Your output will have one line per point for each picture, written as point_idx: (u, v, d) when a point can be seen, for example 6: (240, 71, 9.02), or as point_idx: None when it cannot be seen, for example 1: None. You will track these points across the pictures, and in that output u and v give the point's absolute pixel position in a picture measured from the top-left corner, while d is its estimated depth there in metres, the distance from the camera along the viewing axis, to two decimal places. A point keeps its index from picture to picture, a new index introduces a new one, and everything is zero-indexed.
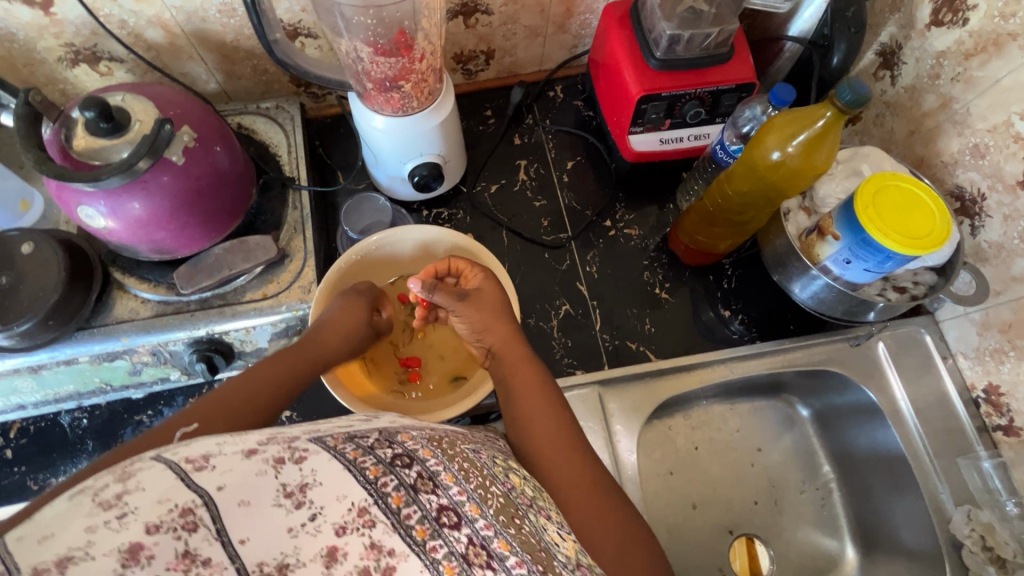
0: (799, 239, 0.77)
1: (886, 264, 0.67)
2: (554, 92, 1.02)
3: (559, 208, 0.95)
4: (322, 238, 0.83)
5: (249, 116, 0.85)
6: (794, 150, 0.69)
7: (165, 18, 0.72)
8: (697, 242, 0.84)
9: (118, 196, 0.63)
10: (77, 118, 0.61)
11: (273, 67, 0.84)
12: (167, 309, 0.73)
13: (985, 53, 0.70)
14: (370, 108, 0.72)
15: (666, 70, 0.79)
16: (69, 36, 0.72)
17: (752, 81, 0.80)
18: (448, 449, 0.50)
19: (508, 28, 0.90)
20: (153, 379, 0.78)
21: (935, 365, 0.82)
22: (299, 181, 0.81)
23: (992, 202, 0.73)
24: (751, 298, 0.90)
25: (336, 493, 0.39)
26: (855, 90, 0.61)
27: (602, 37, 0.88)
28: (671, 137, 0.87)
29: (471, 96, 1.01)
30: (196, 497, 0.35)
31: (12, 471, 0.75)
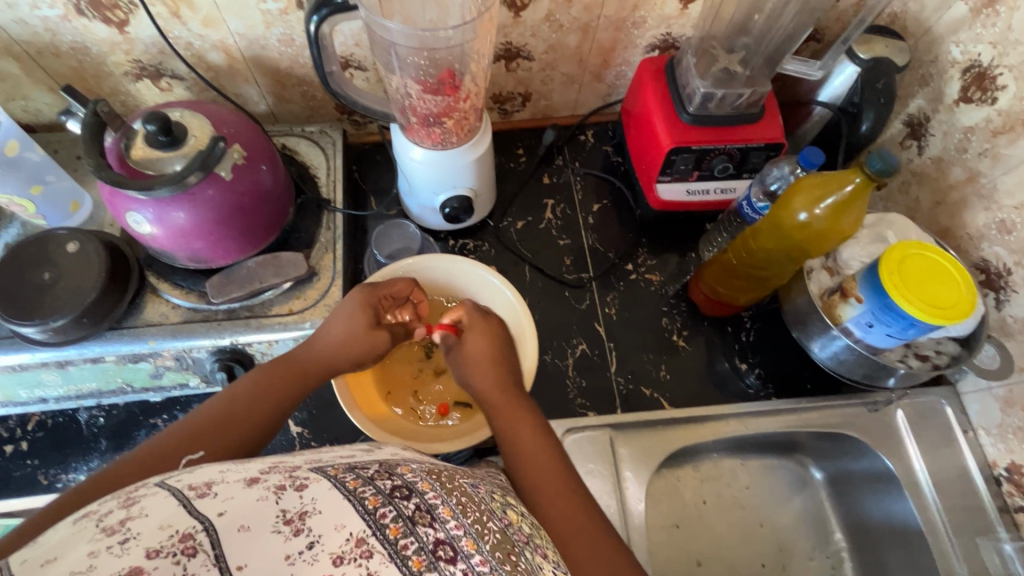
0: (821, 298, 0.77)
1: (910, 330, 0.67)
2: (585, 136, 1.05)
3: (582, 249, 0.96)
4: (351, 260, 0.85)
5: (293, 138, 0.89)
6: (821, 212, 0.70)
7: (229, 43, 0.77)
8: (716, 293, 0.85)
9: (165, 205, 0.65)
10: (139, 130, 0.65)
11: (321, 94, 0.88)
12: (195, 316, 0.74)
13: (1013, 131, 0.72)
14: (411, 139, 0.75)
15: (698, 124, 0.82)
16: (138, 53, 0.77)
17: (780, 141, 0.83)
18: (447, 485, 0.50)
19: (546, 74, 0.94)
20: (172, 384, 0.79)
21: (955, 438, 0.81)
22: (335, 203, 0.84)
23: (1018, 277, 0.73)
24: (769, 353, 0.89)
25: (334, 523, 0.40)
26: (885, 159, 0.63)
27: (636, 88, 0.91)
28: (698, 189, 0.88)
29: (504, 134, 1.05)
30: (195, 524, 0.38)
31: (25, 464, 0.76)
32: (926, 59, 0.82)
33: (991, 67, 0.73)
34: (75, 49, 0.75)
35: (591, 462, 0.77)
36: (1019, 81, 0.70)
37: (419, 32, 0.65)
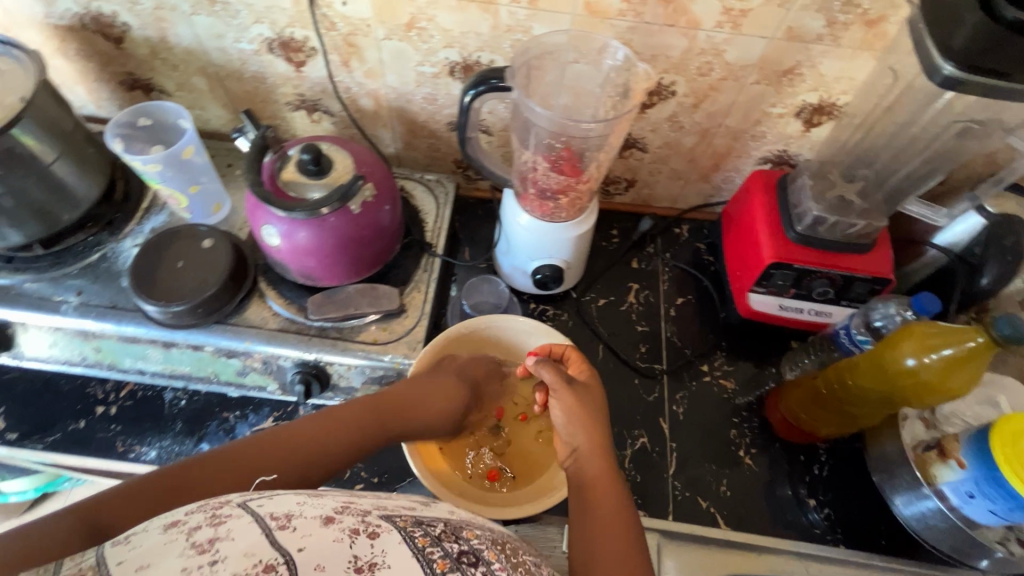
0: (915, 451, 0.73)
1: (1018, 513, 0.60)
2: (679, 230, 1.06)
3: (659, 337, 0.96)
4: (438, 304, 0.89)
5: (412, 182, 0.96)
6: (932, 362, 0.67)
7: (380, 92, 0.86)
8: (797, 419, 0.81)
9: (296, 225, 0.72)
10: (292, 158, 0.73)
11: (445, 147, 0.96)
12: (290, 325, 0.80)
13: None
14: (521, 208, 0.80)
15: (804, 244, 0.81)
16: (304, 88, 0.87)
17: (888, 278, 0.80)
18: (511, 555, 0.51)
19: (655, 166, 0.98)
20: (253, 384, 0.84)
21: None
22: (435, 247, 0.89)
23: None
24: (842, 493, 0.82)
25: (400, 568, 0.42)
26: (1014, 325, 0.61)
27: (743, 196, 0.93)
28: (792, 306, 0.87)
29: (602, 213, 1.08)
30: (279, 556, 0.39)
31: (110, 428, 0.82)
32: None
33: None
34: (255, 77, 0.86)
35: None
36: None
37: (561, 119, 0.70)
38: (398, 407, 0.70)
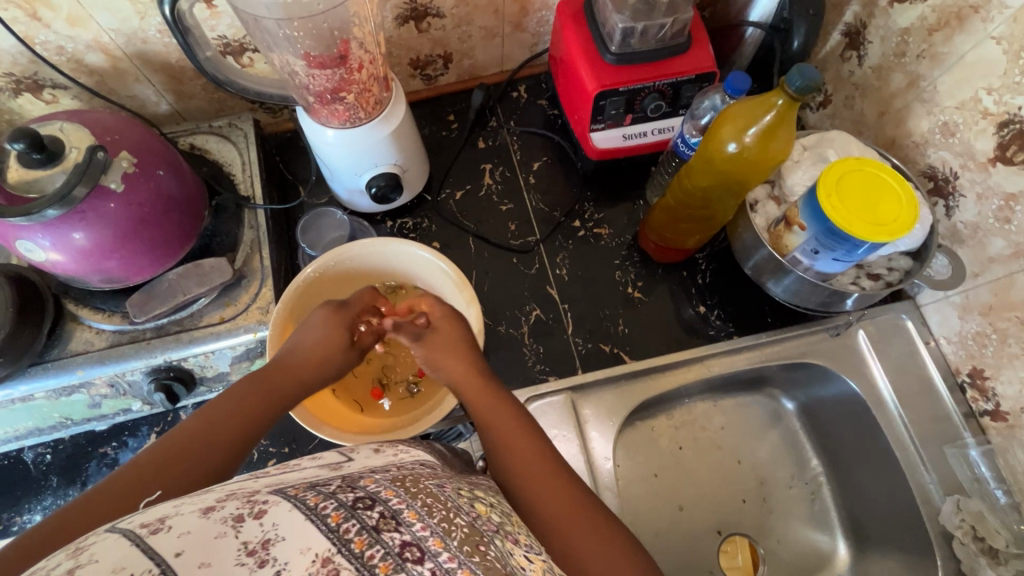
0: (768, 232, 0.64)
1: (857, 253, 0.55)
2: (448, 128, 0.83)
3: (526, 213, 0.78)
4: (550, 183, 0.81)
5: (200, 135, 0.71)
6: (751, 140, 0.55)
7: (105, 42, 0.60)
8: (664, 240, 0.69)
9: (60, 226, 0.52)
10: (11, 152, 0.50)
11: (186, 68, 0.66)
12: (597, 236, 0.77)
13: (948, 27, 0.59)
14: (316, 122, 0.60)
15: (623, 66, 0.66)
16: (7, 65, 0.60)
17: (713, 72, 0.66)
18: (412, 486, 0.39)
19: (462, 31, 0.75)
20: (644, 280, 0.75)
21: (917, 353, 0.70)
22: (234, 175, 0.69)
23: (964, 181, 0.61)
24: (730, 293, 0.75)
25: (298, 543, 0.31)
26: (806, 75, 0.49)
27: (559, 37, 0.73)
28: (636, 133, 0.72)
29: (427, 105, 0.84)
30: (153, 565, 0.28)
31: (559, 308, 0.74)
32: (876, 89, 0.70)
33: (958, 224, 0.63)
34: None
35: (638, 454, 0.75)
36: (980, 201, 0.60)
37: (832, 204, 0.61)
38: (294, 362, 0.54)
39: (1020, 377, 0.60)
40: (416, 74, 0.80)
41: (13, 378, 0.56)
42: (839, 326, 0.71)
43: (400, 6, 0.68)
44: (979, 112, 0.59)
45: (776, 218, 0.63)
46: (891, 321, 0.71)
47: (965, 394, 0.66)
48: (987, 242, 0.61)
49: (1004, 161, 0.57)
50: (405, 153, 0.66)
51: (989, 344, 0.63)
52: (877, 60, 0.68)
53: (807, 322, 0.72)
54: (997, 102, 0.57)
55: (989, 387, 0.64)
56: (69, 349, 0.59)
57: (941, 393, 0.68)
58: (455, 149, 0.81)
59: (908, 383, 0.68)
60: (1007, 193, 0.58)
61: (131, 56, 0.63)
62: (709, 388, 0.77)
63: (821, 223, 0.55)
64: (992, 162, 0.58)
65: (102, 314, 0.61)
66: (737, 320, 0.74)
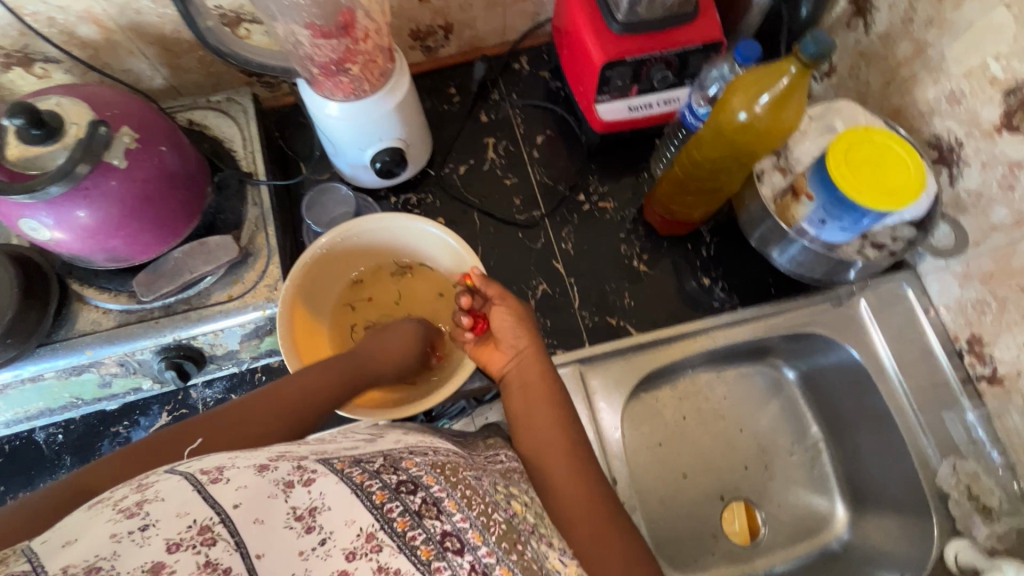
0: (774, 201, 0.64)
1: (864, 222, 0.55)
2: (450, 102, 0.81)
3: (531, 187, 0.78)
4: (554, 157, 0.80)
5: (197, 110, 0.69)
6: (762, 110, 0.54)
7: (97, 13, 0.58)
8: (671, 213, 0.69)
9: (63, 204, 0.51)
10: (7, 126, 0.49)
11: (181, 40, 0.64)
12: (602, 210, 0.77)
13: None
14: (319, 95, 0.59)
15: (629, 35, 0.65)
16: None
17: (721, 40, 0.65)
18: (452, 474, 0.41)
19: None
20: (649, 253, 0.76)
21: (917, 321, 0.71)
22: (235, 152, 0.67)
23: (969, 149, 0.62)
24: (734, 265, 0.75)
25: (344, 515, 0.32)
26: (821, 42, 0.48)
27: (563, 5, 0.71)
28: (641, 105, 0.71)
29: (427, 78, 0.83)
30: (215, 513, 0.30)
31: (565, 282, 0.74)
32: (882, 57, 0.69)
33: (962, 193, 0.64)
34: None
35: (643, 425, 0.77)
36: (985, 169, 0.61)
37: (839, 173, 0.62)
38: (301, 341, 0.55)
39: (1018, 343, 0.61)
40: (417, 45, 0.79)
41: (22, 358, 0.56)
42: (841, 297, 0.72)
43: None
44: (986, 79, 0.58)
45: (783, 188, 0.64)
46: (893, 290, 0.72)
47: (963, 359, 0.68)
48: (990, 210, 0.61)
49: (1010, 128, 0.57)
50: (409, 127, 0.65)
51: (988, 311, 0.64)
52: (884, 28, 0.68)
53: (810, 293, 0.73)
54: (1005, 68, 0.56)
55: (987, 353, 0.65)
56: (75, 329, 0.59)
57: (940, 359, 0.69)
58: (457, 123, 0.80)
59: (908, 350, 0.70)
60: (1012, 160, 0.58)
61: (124, 28, 0.61)
62: (712, 359, 0.78)
63: (829, 193, 0.55)
64: (998, 130, 0.58)
65: (108, 293, 0.60)
66: (740, 292, 0.74)
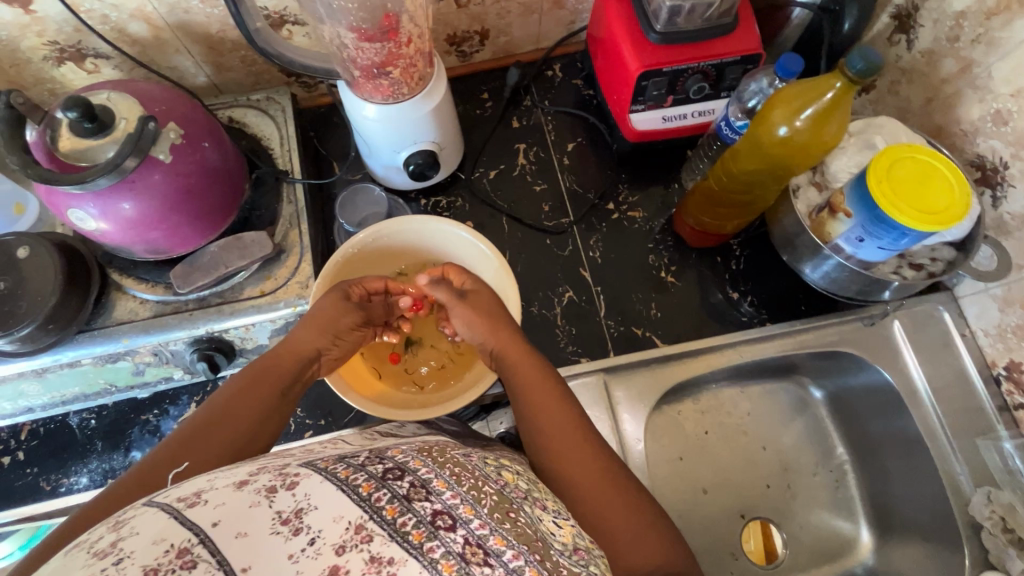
0: (809, 218, 0.63)
1: (905, 242, 0.54)
2: (482, 107, 0.82)
3: (560, 194, 0.78)
4: (584, 165, 0.80)
5: (237, 108, 0.71)
6: (801, 124, 0.54)
7: (147, 11, 0.60)
8: (701, 224, 0.68)
9: (108, 196, 0.52)
10: (63, 119, 0.51)
11: (226, 40, 0.66)
12: (631, 219, 0.77)
13: (1009, 11, 0.57)
14: (359, 97, 0.60)
15: (667, 45, 0.64)
16: (52, 34, 0.60)
17: (759, 53, 0.65)
18: (439, 457, 0.43)
19: (501, 6, 0.73)
20: (678, 264, 0.75)
21: (952, 344, 0.69)
22: (272, 149, 0.69)
23: (1015, 171, 0.60)
24: (763, 279, 0.74)
25: (332, 512, 0.34)
26: (868, 58, 0.48)
27: (599, 13, 0.72)
28: (676, 115, 0.71)
29: (460, 82, 0.83)
30: (193, 536, 0.31)
31: (591, 290, 0.74)
32: (925, 74, 0.68)
33: (1005, 215, 0.62)
34: None
35: (664, 437, 0.76)
36: None
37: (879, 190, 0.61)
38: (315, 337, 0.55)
39: None
40: (452, 50, 0.79)
41: (61, 344, 0.58)
42: (874, 316, 0.70)
43: None
44: None
45: (818, 205, 0.63)
46: (927, 311, 0.71)
47: (1000, 386, 0.66)
48: None
49: None
50: (442, 131, 0.66)
51: None
52: (928, 45, 0.67)
53: (840, 311, 0.72)
54: None
55: None
56: (113, 318, 0.61)
57: (975, 385, 0.67)
58: (489, 128, 0.81)
59: (943, 374, 0.68)
60: None
61: (172, 26, 0.63)
62: (737, 374, 0.77)
63: (868, 211, 0.54)
64: None
65: (145, 284, 0.62)
66: (768, 307, 0.73)
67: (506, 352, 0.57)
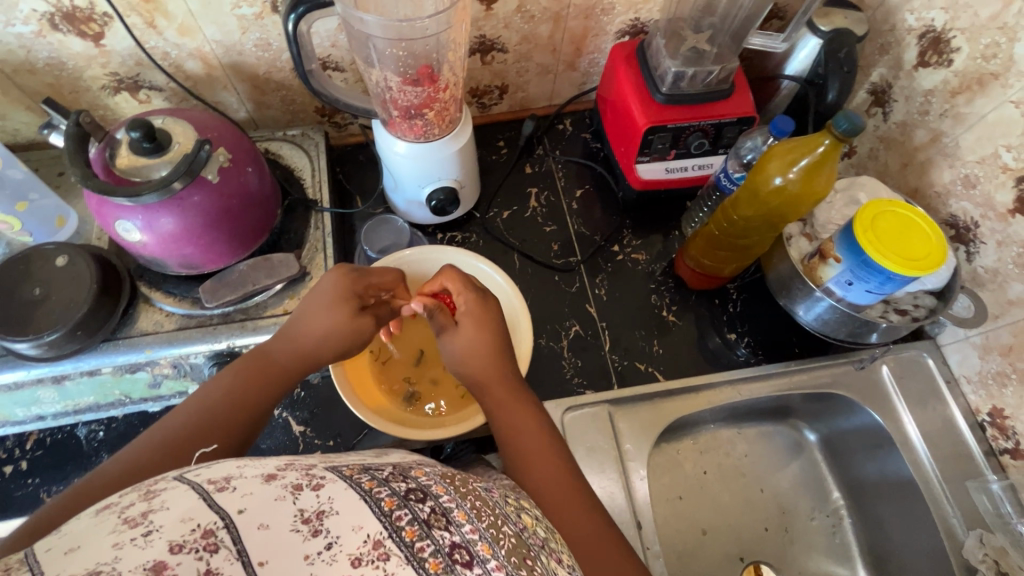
0: (803, 263, 0.68)
1: (889, 286, 0.59)
2: (498, 153, 0.88)
3: (568, 235, 0.83)
4: (592, 210, 0.85)
5: (274, 142, 0.76)
6: (796, 176, 0.60)
7: (205, 51, 0.66)
8: (701, 267, 0.73)
9: (155, 209, 0.56)
10: (124, 138, 0.55)
11: (271, 80, 0.72)
12: (636, 262, 0.82)
13: (970, 91, 0.66)
14: (391, 134, 0.65)
15: (671, 106, 0.72)
16: (115, 66, 0.66)
17: (753, 116, 0.72)
18: (460, 486, 0.41)
19: (521, 64, 0.81)
20: (679, 304, 0.79)
21: (938, 391, 0.73)
22: (303, 180, 0.74)
23: (985, 229, 0.66)
24: (760, 322, 0.79)
25: (353, 521, 0.32)
26: (853, 120, 0.54)
27: (608, 78, 0.80)
28: (677, 168, 0.77)
29: (479, 131, 0.90)
30: (219, 518, 0.30)
31: (597, 325, 0.77)
32: (899, 144, 0.76)
33: (981, 269, 0.68)
34: (50, 65, 0.64)
35: (664, 475, 0.77)
36: (1001, 248, 0.65)
37: None
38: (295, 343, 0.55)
39: None
40: (473, 102, 0.87)
41: (85, 351, 0.59)
42: (864, 360, 0.74)
43: (470, 39, 0.75)
44: (1001, 165, 0.64)
45: (809, 252, 0.68)
46: (914, 359, 0.75)
47: (985, 432, 0.69)
48: (1007, 286, 0.65)
49: None
50: (465, 170, 0.71)
51: (1008, 384, 0.66)
52: (902, 117, 0.75)
53: (833, 355, 0.76)
54: (1016, 158, 0.62)
55: (1009, 427, 0.67)
56: (137, 329, 0.62)
57: (962, 431, 0.70)
58: (504, 172, 0.87)
59: (931, 420, 0.71)
60: None
61: (225, 66, 0.69)
62: (734, 415, 0.80)
63: (857, 256, 0.59)
64: (1012, 212, 0.63)
65: (173, 298, 0.64)
66: (763, 348, 0.77)
67: (502, 394, 0.55)
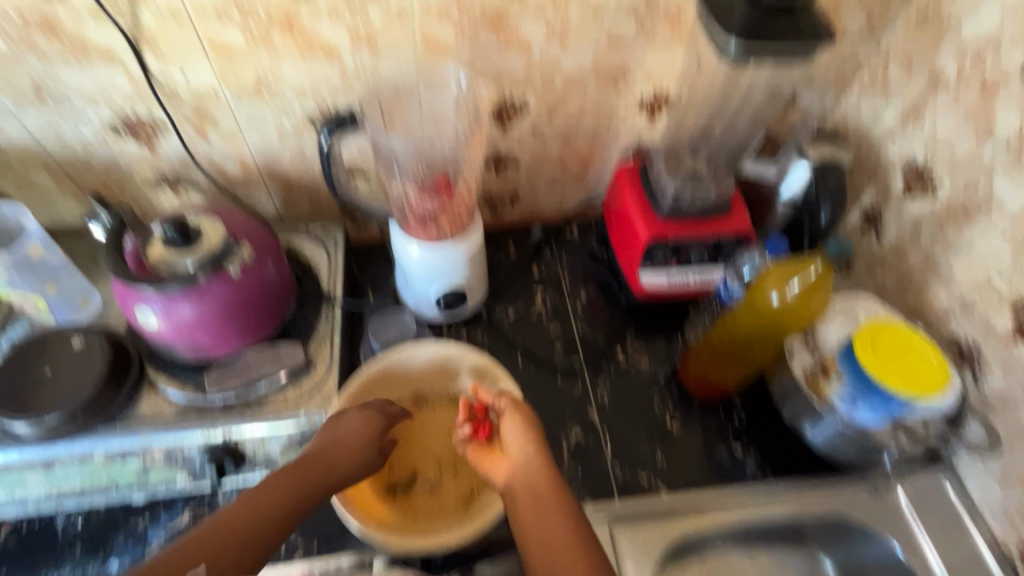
0: (806, 377, 0.67)
1: (897, 408, 0.59)
2: (508, 255, 0.92)
3: (572, 337, 0.84)
4: (596, 313, 0.87)
5: (296, 237, 0.81)
6: (794, 295, 0.62)
7: (245, 156, 0.73)
8: (704, 376, 0.73)
9: (175, 298, 0.58)
10: (158, 232, 0.59)
11: (301, 182, 0.78)
12: (639, 368, 0.82)
13: (957, 219, 0.69)
14: (406, 236, 0.69)
15: (671, 220, 0.76)
16: (162, 166, 0.72)
17: (750, 233, 0.76)
18: None
19: (532, 176, 0.88)
20: (683, 413, 0.78)
21: (961, 522, 0.68)
22: (319, 273, 0.77)
23: (989, 352, 0.67)
24: (767, 436, 0.76)
25: None
26: None
27: (613, 192, 0.85)
28: (679, 277, 0.80)
29: (490, 233, 0.95)
30: None
31: (598, 429, 0.76)
32: (895, 264, 0.79)
33: (990, 394, 0.67)
34: (104, 162, 0.71)
35: None
36: (1007, 373, 0.65)
37: None
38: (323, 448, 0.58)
39: None
40: (486, 207, 0.92)
41: (80, 433, 0.59)
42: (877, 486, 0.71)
43: (487, 154, 0.82)
44: (996, 291, 0.65)
45: (812, 365, 0.67)
46: (933, 485, 0.71)
47: None
48: (1019, 412, 0.64)
49: None
50: (474, 271, 0.74)
51: None
52: (895, 239, 0.78)
53: (844, 478, 0.72)
54: (1009, 285, 0.64)
55: None
56: (136, 413, 0.62)
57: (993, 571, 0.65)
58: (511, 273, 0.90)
59: (957, 555, 0.66)
60: None
61: (260, 168, 0.75)
62: (746, 538, 0.74)
63: (862, 374, 0.60)
64: (1013, 338, 0.64)
65: (176, 381, 0.64)
66: (771, 465, 0.74)
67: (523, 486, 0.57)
